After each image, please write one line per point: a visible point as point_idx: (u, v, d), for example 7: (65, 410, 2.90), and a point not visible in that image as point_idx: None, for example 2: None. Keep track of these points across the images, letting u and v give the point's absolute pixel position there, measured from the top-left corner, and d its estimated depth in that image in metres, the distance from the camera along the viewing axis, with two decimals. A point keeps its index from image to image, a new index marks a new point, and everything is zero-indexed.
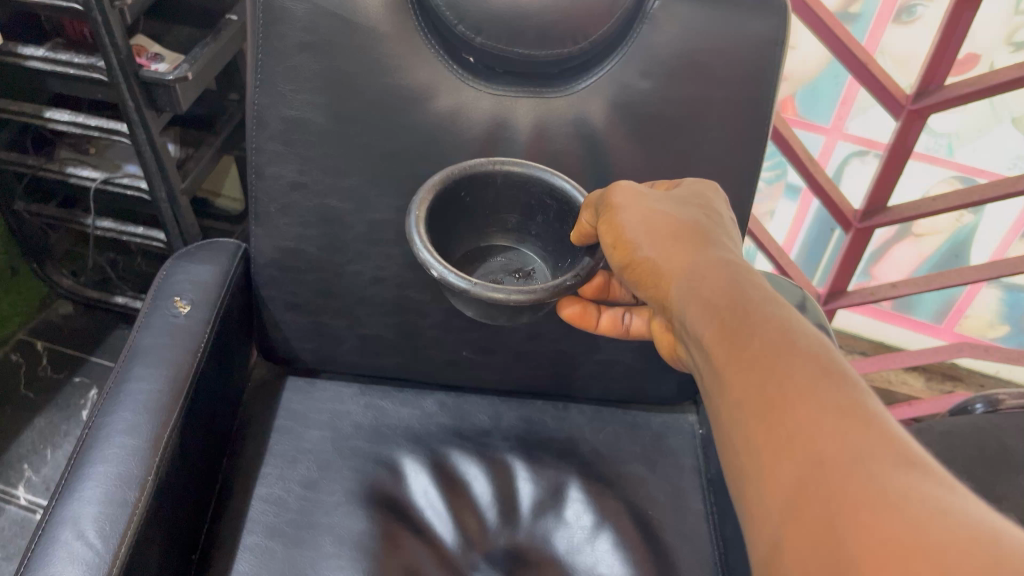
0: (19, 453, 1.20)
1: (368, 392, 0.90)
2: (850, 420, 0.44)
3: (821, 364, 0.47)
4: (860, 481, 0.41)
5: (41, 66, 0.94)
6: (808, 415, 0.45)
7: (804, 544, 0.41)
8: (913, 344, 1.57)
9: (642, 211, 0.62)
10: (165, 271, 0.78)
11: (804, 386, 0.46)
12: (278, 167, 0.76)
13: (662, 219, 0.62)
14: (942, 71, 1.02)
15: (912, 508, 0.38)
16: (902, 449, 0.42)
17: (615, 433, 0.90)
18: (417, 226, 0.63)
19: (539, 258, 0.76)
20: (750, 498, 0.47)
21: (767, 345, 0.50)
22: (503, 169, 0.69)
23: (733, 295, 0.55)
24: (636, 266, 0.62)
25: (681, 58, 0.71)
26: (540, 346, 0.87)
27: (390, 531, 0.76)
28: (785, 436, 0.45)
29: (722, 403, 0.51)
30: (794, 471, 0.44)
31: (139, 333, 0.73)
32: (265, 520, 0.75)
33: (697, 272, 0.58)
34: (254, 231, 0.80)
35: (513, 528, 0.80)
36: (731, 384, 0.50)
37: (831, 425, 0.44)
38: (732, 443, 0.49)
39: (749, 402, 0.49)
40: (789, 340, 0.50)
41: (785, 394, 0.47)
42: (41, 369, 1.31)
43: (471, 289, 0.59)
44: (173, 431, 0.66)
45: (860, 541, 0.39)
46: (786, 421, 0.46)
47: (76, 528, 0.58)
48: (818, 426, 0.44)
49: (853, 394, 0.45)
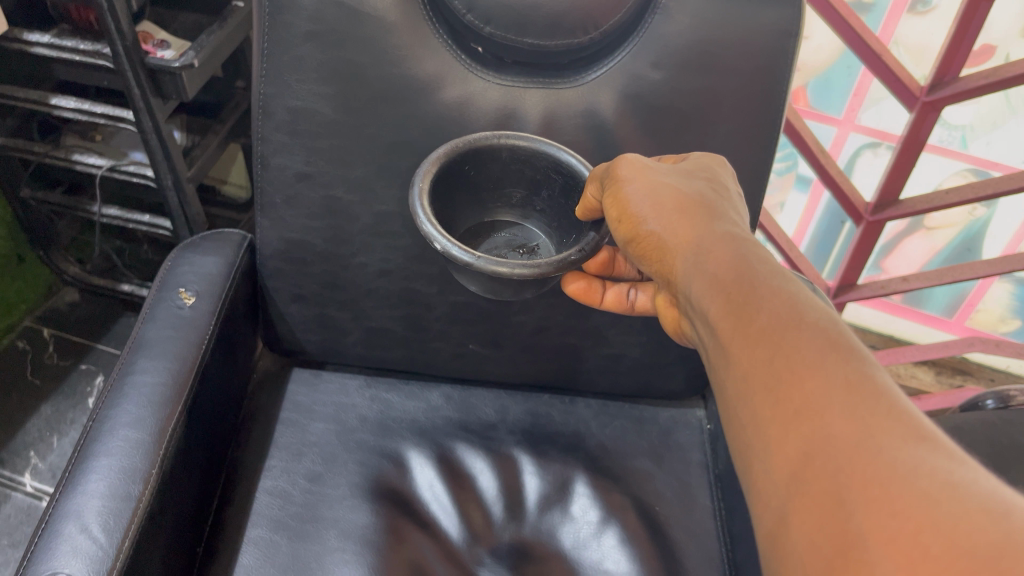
0: (26, 441, 1.20)
1: (374, 384, 0.89)
2: (859, 394, 0.43)
3: (829, 338, 0.46)
4: (869, 456, 0.40)
5: (46, 52, 0.93)
6: (818, 388, 0.44)
7: (812, 520, 0.40)
8: (923, 337, 1.55)
9: (649, 185, 0.61)
10: (170, 261, 0.78)
11: (812, 360, 0.46)
12: (284, 158, 0.75)
13: (669, 191, 0.60)
14: (958, 62, 1.00)
15: (924, 484, 0.38)
16: (912, 423, 0.41)
17: (622, 428, 0.89)
18: (421, 200, 0.62)
19: (544, 235, 0.75)
20: (755, 472, 0.46)
21: (774, 319, 0.49)
22: (509, 142, 0.68)
23: (740, 268, 0.54)
24: (640, 239, 0.60)
25: (693, 49, 0.70)
26: (547, 339, 0.86)
27: (395, 525, 0.76)
28: (794, 411, 0.44)
29: (729, 378, 0.50)
30: (801, 447, 0.43)
31: (143, 325, 0.72)
32: (270, 513, 0.75)
33: (703, 245, 0.56)
34: (260, 222, 0.79)
35: (518, 523, 0.79)
36: (738, 358, 0.49)
37: (841, 400, 0.43)
38: (738, 418, 0.48)
39: (755, 376, 0.48)
40: (797, 314, 0.49)
41: (793, 367, 0.46)
42: (48, 356, 1.31)
43: (475, 263, 0.58)
44: (177, 425, 0.66)
45: (870, 517, 0.38)
46: (793, 395, 0.45)
47: (80, 522, 0.58)
48: (827, 400, 0.43)
49: (862, 367, 0.44)
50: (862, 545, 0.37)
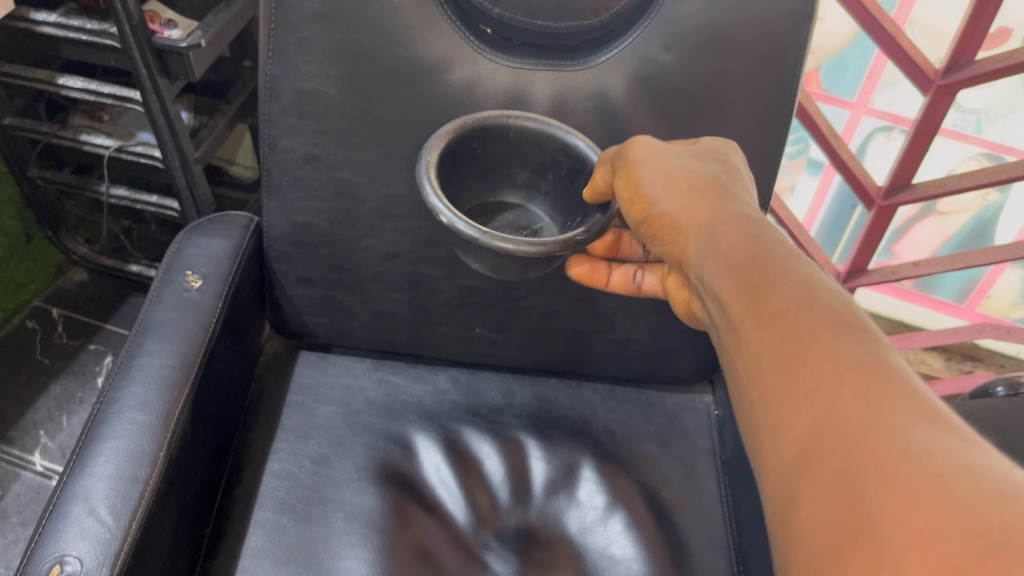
0: (35, 420, 1.21)
1: (380, 367, 0.89)
2: (871, 375, 0.42)
3: (843, 320, 0.46)
4: (881, 437, 0.39)
5: (54, 32, 0.93)
6: (830, 369, 0.43)
7: (823, 500, 0.40)
8: (934, 323, 1.55)
9: (661, 166, 0.60)
10: (178, 243, 0.77)
11: (826, 339, 0.45)
12: (290, 140, 0.75)
13: (682, 172, 0.60)
14: (973, 45, 0.99)
15: (936, 464, 0.37)
16: (924, 403, 0.40)
17: (629, 413, 0.89)
18: (428, 172, 0.62)
19: (548, 218, 0.74)
20: (766, 452, 0.45)
21: (787, 297, 0.48)
22: (516, 122, 0.68)
23: (754, 248, 0.53)
24: (654, 221, 0.60)
25: (704, 30, 0.69)
26: (554, 323, 0.86)
27: (402, 509, 0.76)
28: (806, 391, 0.44)
29: (741, 358, 0.50)
30: (812, 426, 0.43)
31: (150, 307, 0.72)
32: (277, 495, 0.75)
33: (716, 226, 0.56)
34: (267, 204, 0.79)
35: (524, 507, 0.79)
36: (750, 338, 0.49)
37: (853, 380, 0.42)
38: (749, 397, 0.48)
39: (767, 356, 0.47)
40: (811, 295, 0.48)
41: (805, 348, 0.45)
42: (57, 336, 1.31)
43: (480, 238, 0.58)
44: (183, 408, 0.66)
45: (881, 497, 0.38)
46: (805, 375, 0.44)
47: (87, 504, 0.58)
48: (840, 380, 0.43)
49: (874, 348, 0.44)
50: (872, 525, 0.37)
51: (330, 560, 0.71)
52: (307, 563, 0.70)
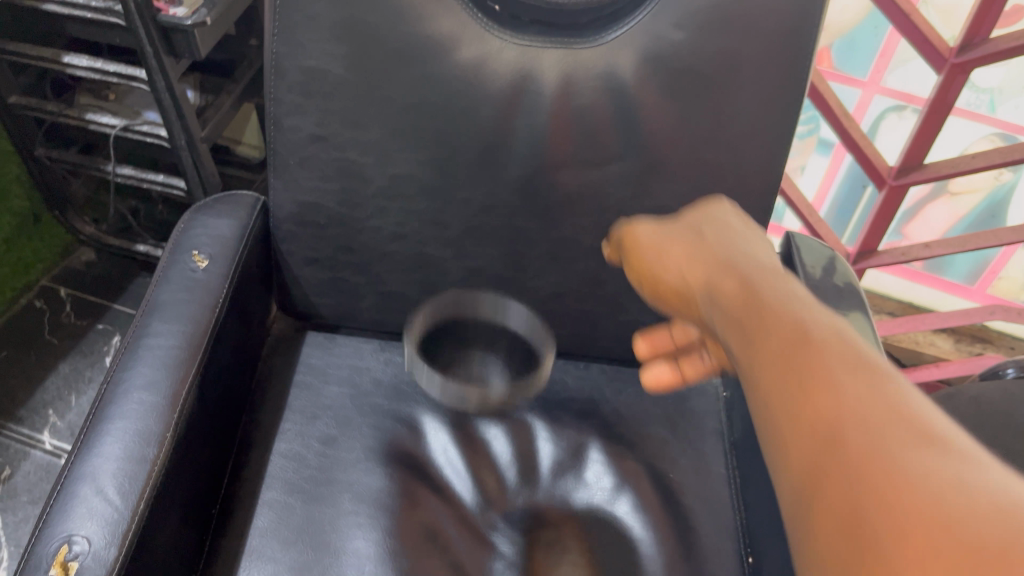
0: (44, 399, 1.21)
1: (388, 348, 0.89)
2: (873, 403, 0.40)
3: (844, 349, 0.44)
4: (887, 466, 0.37)
5: (58, 10, 0.91)
6: (832, 398, 0.41)
7: (833, 532, 0.37)
8: (945, 305, 1.53)
9: (659, 234, 0.60)
10: (184, 223, 0.77)
11: (833, 367, 0.42)
12: (296, 119, 0.74)
13: (679, 233, 0.59)
14: (989, 22, 0.97)
15: (940, 490, 0.35)
16: (928, 430, 0.38)
17: (637, 394, 0.88)
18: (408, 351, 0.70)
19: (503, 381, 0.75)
20: (778, 487, 0.43)
21: (788, 330, 0.46)
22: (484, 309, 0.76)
23: (754, 290, 0.50)
24: (661, 293, 0.57)
25: (716, 8, 0.67)
26: (562, 305, 0.85)
27: (409, 489, 0.76)
28: (810, 421, 0.41)
29: (750, 396, 0.47)
30: (816, 458, 0.40)
31: (157, 287, 0.72)
32: (284, 476, 0.75)
33: (713, 273, 0.53)
34: (273, 183, 0.78)
35: (532, 487, 0.79)
36: (752, 376, 0.46)
37: (856, 409, 0.40)
38: (760, 433, 0.45)
39: (770, 389, 0.45)
40: (810, 326, 0.46)
41: (807, 376, 0.43)
42: (65, 315, 1.32)
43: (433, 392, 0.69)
44: (191, 388, 0.66)
45: (888, 528, 0.35)
46: (809, 407, 0.42)
47: (95, 484, 0.58)
48: (844, 409, 0.40)
49: (876, 378, 0.41)
50: (880, 555, 0.34)
51: (337, 540, 0.71)
52: (314, 543, 0.70)
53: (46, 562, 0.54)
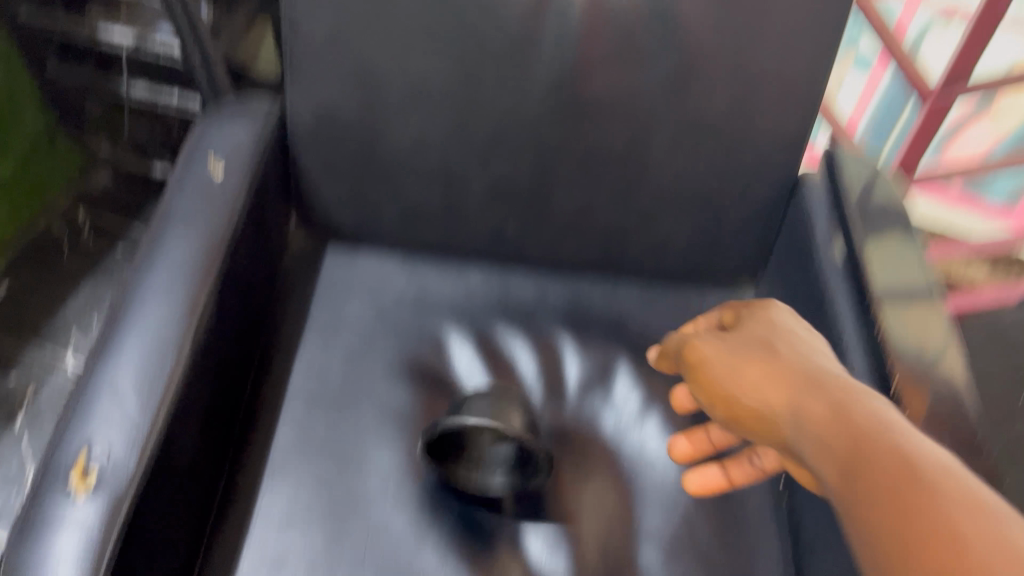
0: (68, 319, 1.22)
1: (411, 264, 0.86)
2: (990, 543, 0.36)
3: (954, 485, 0.41)
4: None
5: None
6: (948, 534, 0.38)
7: None
8: (981, 233, 1.38)
9: (730, 357, 0.59)
10: (198, 129, 0.74)
11: (947, 505, 0.39)
12: (313, 18, 0.70)
13: (753, 352, 0.58)
14: None
15: None
16: None
17: (667, 312, 0.86)
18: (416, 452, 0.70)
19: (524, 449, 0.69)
20: None
21: (891, 461, 0.43)
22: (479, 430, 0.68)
23: (845, 415, 0.48)
24: (739, 417, 0.56)
25: None
26: (590, 219, 0.82)
27: (434, 407, 0.75)
28: (921, 558, 0.38)
29: (849, 534, 0.43)
30: None
31: (172, 193, 0.69)
32: (306, 390, 0.74)
33: (799, 398, 0.51)
34: (290, 88, 0.75)
35: (558, 403, 0.78)
36: (853, 511, 0.43)
37: (982, 550, 0.36)
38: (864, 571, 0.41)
39: (875, 523, 0.41)
40: (913, 459, 0.43)
41: (918, 511, 0.40)
42: (83, 237, 1.29)
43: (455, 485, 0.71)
44: (209, 296, 0.64)
45: None
46: (922, 544, 0.38)
47: (114, 391, 0.57)
48: (966, 548, 0.37)
49: (994, 516, 0.38)
50: None
51: (361, 456, 0.70)
52: (337, 458, 0.70)
53: (65, 470, 0.53)
